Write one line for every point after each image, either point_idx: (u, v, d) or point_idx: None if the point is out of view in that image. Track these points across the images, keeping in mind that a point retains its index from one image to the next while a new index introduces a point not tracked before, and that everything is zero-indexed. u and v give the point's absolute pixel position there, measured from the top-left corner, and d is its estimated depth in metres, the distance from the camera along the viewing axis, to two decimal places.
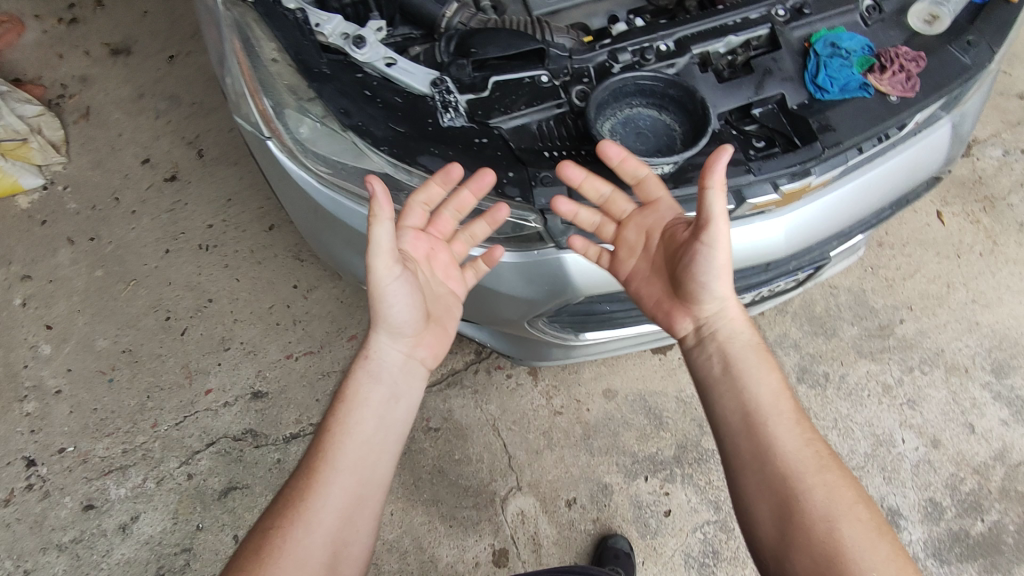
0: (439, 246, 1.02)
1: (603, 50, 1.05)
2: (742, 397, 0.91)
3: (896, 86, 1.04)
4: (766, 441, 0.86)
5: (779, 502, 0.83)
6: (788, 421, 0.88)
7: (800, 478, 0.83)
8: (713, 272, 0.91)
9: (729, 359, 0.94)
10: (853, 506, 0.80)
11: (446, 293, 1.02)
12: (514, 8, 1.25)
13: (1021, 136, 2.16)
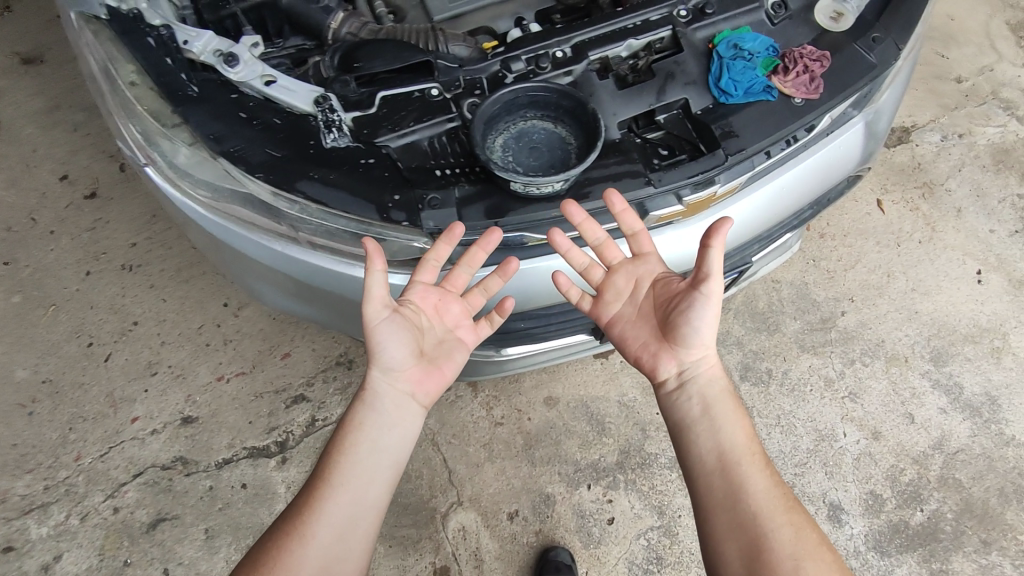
0: (451, 298, 0.98)
1: (496, 59, 1.00)
2: (716, 437, 0.90)
3: (799, 88, 1.01)
4: (737, 481, 0.86)
5: (748, 544, 0.81)
6: (760, 465, 0.87)
7: (767, 518, 0.82)
8: (703, 321, 0.91)
9: (706, 401, 0.93)
10: (817, 552, 0.80)
11: (453, 341, 0.98)
12: (415, 15, 1.19)
13: (959, 121, 2.16)
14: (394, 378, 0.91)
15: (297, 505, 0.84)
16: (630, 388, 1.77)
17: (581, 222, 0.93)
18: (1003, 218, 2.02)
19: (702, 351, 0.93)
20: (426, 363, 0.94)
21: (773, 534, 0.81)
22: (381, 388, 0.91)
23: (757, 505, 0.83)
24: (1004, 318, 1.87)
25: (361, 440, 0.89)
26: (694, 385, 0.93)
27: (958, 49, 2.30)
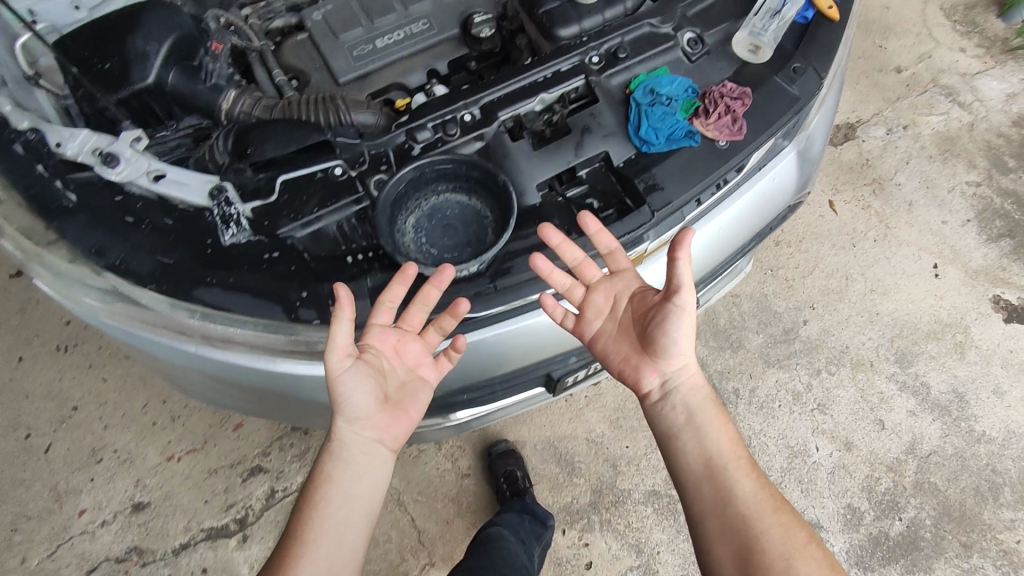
0: (410, 338, 0.89)
1: (400, 129, 0.94)
2: (703, 444, 0.85)
3: (722, 130, 0.96)
4: (727, 488, 0.82)
5: (739, 549, 0.78)
6: (746, 467, 0.83)
7: (759, 523, 0.78)
8: (681, 331, 0.85)
9: (691, 408, 0.88)
10: (811, 551, 0.76)
11: (416, 381, 0.89)
12: (319, 77, 1.12)
13: (902, 112, 2.15)
14: (360, 426, 0.83)
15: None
16: (597, 423, 1.72)
17: (559, 244, 0.88)
18: (954, 208, 2.01)
19: (682, 360, 0.87)
20: (391, 408, 0.86)
21: (766, 538, 0.77)
22: (349, 437, 0.83)
23: (747, 510, 0.79)
24: (964, 312, 1.86)
25: (335, 496, 0.81)
26: (678, 396, 0.88)
27: (896, 40, 2.28)
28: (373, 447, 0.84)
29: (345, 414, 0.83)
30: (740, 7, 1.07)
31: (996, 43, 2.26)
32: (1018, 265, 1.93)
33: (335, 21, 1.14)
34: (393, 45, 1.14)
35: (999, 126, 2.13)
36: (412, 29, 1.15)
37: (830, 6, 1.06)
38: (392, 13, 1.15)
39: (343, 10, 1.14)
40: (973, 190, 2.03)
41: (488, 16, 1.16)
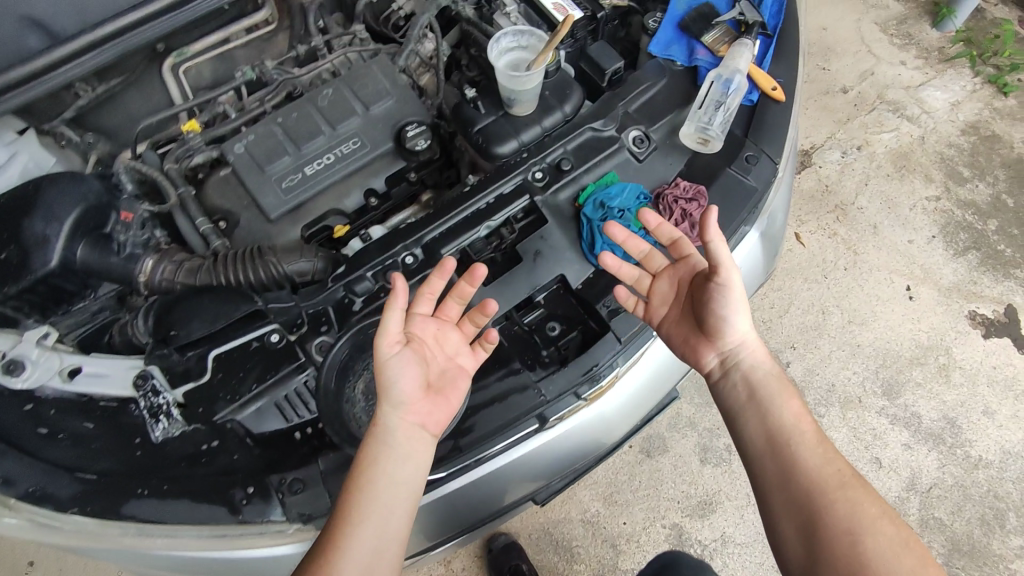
0: (448, 327, 0.83)
1: (337, 283, 0.86)
2: (766, 416, 0.77)
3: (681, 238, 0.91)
4: (793, 463, 0.73)
5: (807, 526, 0.69)
6: (812, 442, 0.74)
7: (831, 497, 0.69)
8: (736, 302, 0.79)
9: (758, 378, 0.80)
10: (891, 535, 0.66)
11: (456, 371, 0.81)
12: (249, 216, 1.04)
13: (854, 133, 2.14)
14: (407, 412, 0.74)
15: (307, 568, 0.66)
16: (590, 501, 1.64)
17: (623, 239, 0.85)
18: (918, 226, 2.00)
19: (741, 331, 0.80)
20: (434, 396, 0.78)
21: (835, 515, 0.68)
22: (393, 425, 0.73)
23: (810, 484, 0.71)
24: (943, 332, 1.85)
25: (378, 481, 0.70)
26: (739, 370, 0.80)
27: (838, 60, 2.28)
28: (416, 435, 0.74)
29: (393, 398, 0.74)
30: (682, 96, 1.02)
31: (933, 53, 2.28)
32: (988, 276, 1.93)
33: (259, 153, 1.06)
34: (325, 171, 1.06)
35: (949, 136, 2.14)
36: (343, 150, 1.07)
37: (774, 86, 1.00)
38: (319, 137, 1.07)
39: (267, 139, 1.07)
40: (933, 205, 2.03)
41: (421, 126, 1.09)
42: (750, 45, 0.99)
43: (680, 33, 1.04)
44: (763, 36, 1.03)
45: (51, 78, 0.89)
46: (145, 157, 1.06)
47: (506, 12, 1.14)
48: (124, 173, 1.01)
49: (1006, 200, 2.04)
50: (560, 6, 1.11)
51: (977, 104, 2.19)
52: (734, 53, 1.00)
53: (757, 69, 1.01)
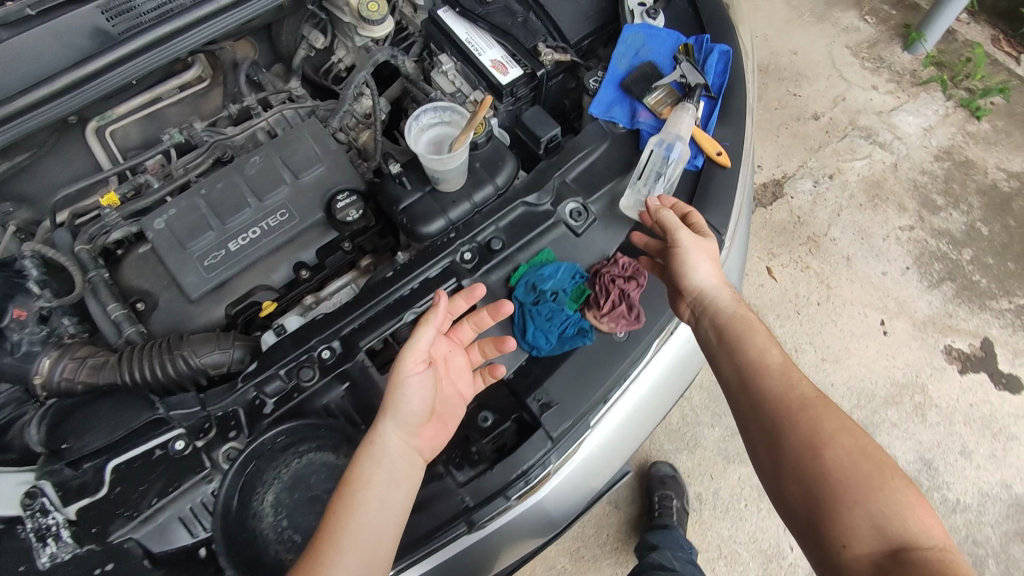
0: (455, 351, 0.82)
1: (246, 382, 0.81)
2: (733, 353, 0.79)
3: (619, 321, 0.85)
4: (761, 394, 0.75)
5: (773, 450, 0.72)
6: (777, 369, 0.76)
7: (794, 423, 0.71)
8: (694, 256, 0.83)
9: (728, 319, 0.80)
10: (850, 452, 0.68)
11: (456, 397, 0.80)
12: (169, 296, 0.98)
13: (826, 161, 2.10)
14: (407, 432, 0.72)
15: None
16: (556, 557, 1.58)
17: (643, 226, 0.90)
18: (891, 257, 1.95)
19: (703, 279, 0.82)
20: (434, 419, 0.77)
21: (796, 440, 0.70)
22: (391, 440, 0.71)
23: (775, 411, 0.73)
24: (918, 369, 1.80)
25: (372, 498, 0.67)
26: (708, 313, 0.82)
27: (808, 85, 2.24)
28: (414, 458, 0.73)
29: (401, 414, 0.72)
30: (624, 162, 0.96)
31: (905, 77, 2.25)
32: (963, 308, 1.88)
33: (180, 228, 0.99)
34: (250, 246, 1.00)
35: (922, 163, 2.10)
36: (270, 223, 1.02)
37: (719, 151, 0.95)
38: (245, 209, 1.01)
39: (189, 214, 1.00)
40: (907, 235, 1.98)
41: (352, 196, 1.04)
42: (692, 110, 0.94)
43: (621, 94, 0.99)
44: (706, 98, 0.98)
45: None
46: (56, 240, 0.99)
47: (443, 70, 1.09)
48: (30, 260, 0.93)
49: (981, 228, 2.00)
50: (499, 64, 1.06)
51: (950, 129, 2.15)
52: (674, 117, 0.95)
53: (701, 132, 0.95)
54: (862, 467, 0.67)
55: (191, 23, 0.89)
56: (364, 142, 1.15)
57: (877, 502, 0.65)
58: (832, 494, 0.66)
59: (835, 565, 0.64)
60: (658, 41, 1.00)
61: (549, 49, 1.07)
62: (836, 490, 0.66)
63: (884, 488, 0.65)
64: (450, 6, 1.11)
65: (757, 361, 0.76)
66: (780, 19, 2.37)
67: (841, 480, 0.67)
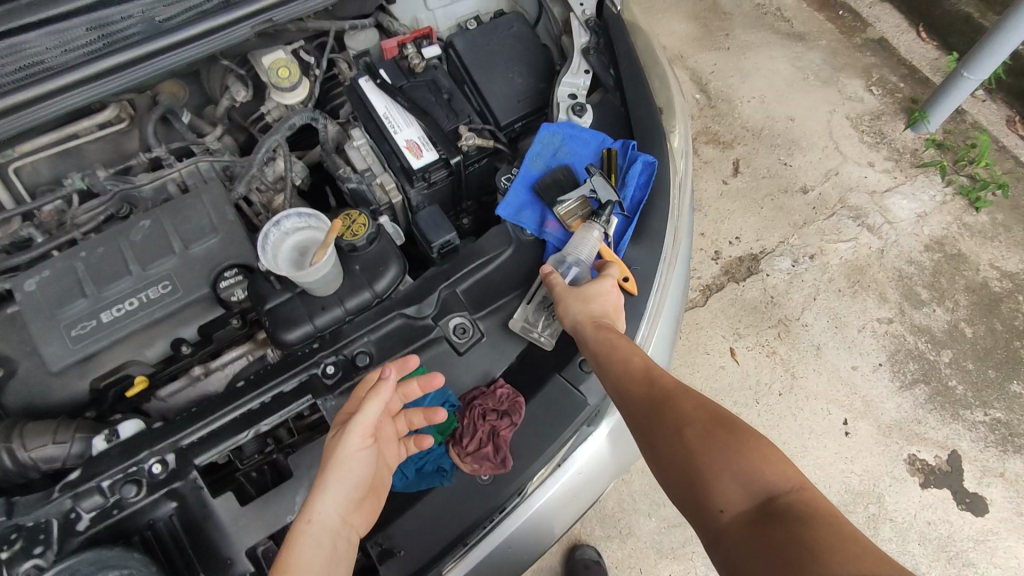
0: (386, 421, 0.74)
1: (63, 494, 0.74)
2: (604, 375, 0.78)
3: (482, 464, 0.78)
4: (629, 397, 0.75)
5: (650, 449, 0.72)
6: (636, 373, 0.76)
7: (658, 417, 0.71)
8: (563, 300, 0.83)
9: (593, 344, 0.80)
10: (708, 425, 0.68)
11: (384, 471, 0.74)
12: (29, 364, 0.92)
13: (809, 240, 1.99)
14: (344, 508, 0.66)
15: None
16: None
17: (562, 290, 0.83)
18: (865, 351, 1.84)
19: (572, 315, 0.82)
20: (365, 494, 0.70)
21: (663, 432, 0.70)
22: (328, 517, 0.65)
23: (643, 420, 0.73)
24: (877, 477, 1.69)
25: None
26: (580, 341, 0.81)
27: (801, 154, 2.13)
28: (350, 536, 0.67)
29: (342, 490, 0.66)
30: (523, 275, 0.89)
31: (904, 156, 2.14)
32: (934, 416, 1.77)
33: (50, 294, 0.93)
34: (123, 319, 0.93)
35: (910, 252, 1.98)
36: (149, 295, 0.95)
37: (627, 276, 0.87)
38: (124, 278, 0.95)
39: (62, 278, 0.94)
40: (885, 328, 1.87)
41: (239, 274, 0.97)
42: (596, 229, 0.85)
43: (534, 198, 0.92)
44: (620, 215, 0.91)
45: None
46: None
47: (356, 145, 1.01)
48: None
49: (965, 330, 1.88)
50: (414, 144, 0.97)
51: (945, 217, 2.04)
52: (578, 237, 0.86)
53: (609, 250, 0.88)
54: (722, 440, 0.66)
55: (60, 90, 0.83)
56: (276, 207, 1.08)
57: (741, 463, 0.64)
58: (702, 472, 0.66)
59: (721, 536, 0.63)
60: (579, 142, 0.94)
61: (470, 134, 0.99)
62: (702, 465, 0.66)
63: (742, 448, 0.65)
64: (372, 76, 1.04)
65: (618, 375, 0.76)
66: (782, 79, 2.26)
67: (707, 459, 0.66)
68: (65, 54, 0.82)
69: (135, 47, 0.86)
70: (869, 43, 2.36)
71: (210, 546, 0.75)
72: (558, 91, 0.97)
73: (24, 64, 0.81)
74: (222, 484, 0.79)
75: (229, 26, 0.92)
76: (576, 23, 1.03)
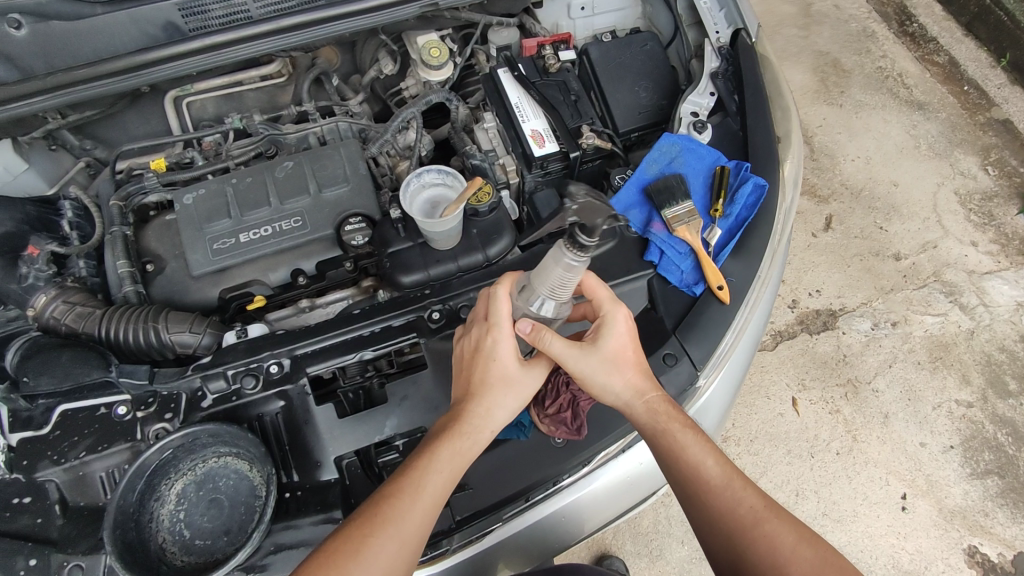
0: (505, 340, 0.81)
1: (195, 373, 0.86)
2: (675, 473, 0.79)
3: (559, 427, 0.85)
4: (712, 511, 0.77)
5: (737, 565, 0.75)
6: (719, 484, 0.77)
7: (750, 540, 0.74)
8: (590, 371, 0.78)
9: (651, 429, 0.79)
10: (808, 561, 0.71)
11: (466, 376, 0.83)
12: (174, 266, 1.06)
13: (894, 306, 1.94)
14: None
15: (384, 553, 0.67)
16: None
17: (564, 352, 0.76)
18: (936, 429, 1.77)
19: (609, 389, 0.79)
20: None
21: (756, 556, 0.73)
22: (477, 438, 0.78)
23: (733, 537, 0.75)
24: (929, 560, 1.62)
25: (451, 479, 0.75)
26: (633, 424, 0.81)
27: (900, 222, 2.08)
28: None
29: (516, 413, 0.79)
30: (621, 266, 0.94)
31: (1013, 242, 2.06)
32: (1004, 511, 1.68)
33: (203, 209, 1.06)
34: (258, 242, 1.05)
35: (1004, 339, 1.91)
36: (283, 226, 1.06)
37: (722, 285, 0.91)
38: (264, 207, 1.07)
39: (214, 197, 1.07)
40: (963, 411, 1.80)
41: (362, 222, 1.08)
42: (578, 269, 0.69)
43: (643, 199, 0.98)
44: (723, 227, 0.95)
45: (21, 105, 0.93)
46: (100, 188, 1.13)
47: (485, 127, 1.11)
48: (65, 203, 1.10)
49: None
50: (538, 134, 1.06)
51: None
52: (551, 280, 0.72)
53: (708, 257, 0.93)
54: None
55: (248, 37, 0.97)
56: (400, 171, 1.18)
57: None
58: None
59: None
60: (695, 156, 0.99)
61: (591, 133, 1.06)
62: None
63: None
64: (511, 68, 1.13)
65: (699, 480, 0.77)
66: (893, 144, 2.22)
67: None
68: (265, 7, 0.96)
69: (318, 10, 0.98)
70: (992, 122, 2.29)
71: (299, 451, 0.85)
72: (681, 108, 1.04)
73: (230, 11, 0.95)
74: (325, 396, 0.89)
75: (398, 4, 1.02)
76: (709, 48, 1.10)
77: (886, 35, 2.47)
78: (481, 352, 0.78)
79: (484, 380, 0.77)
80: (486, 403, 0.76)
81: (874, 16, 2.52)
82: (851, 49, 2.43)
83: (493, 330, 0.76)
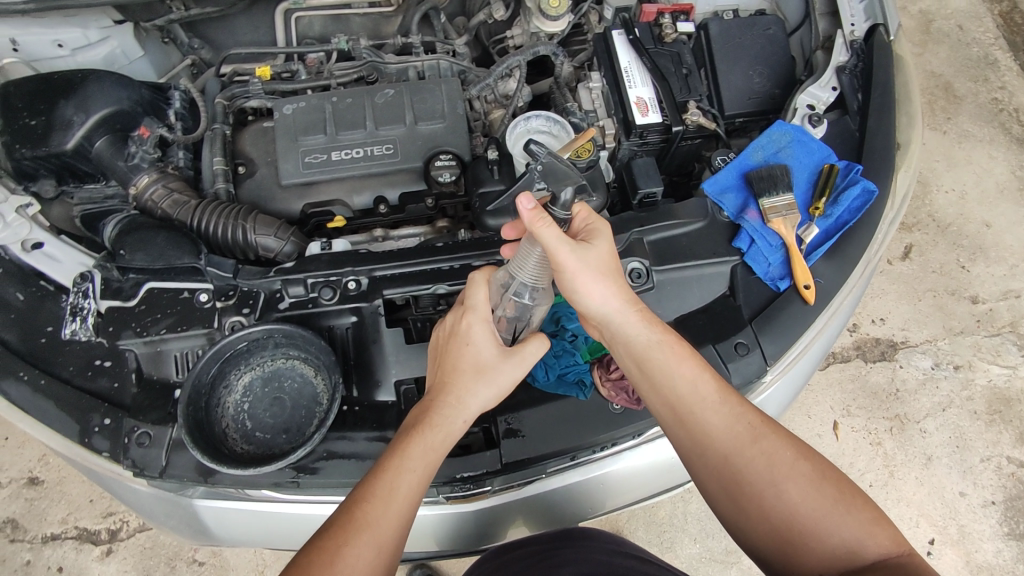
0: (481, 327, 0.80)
1: (276, 276, 0.88)
2: (666, 390, 0.75)
3: (619, 394, 0.86)
4: (705, 429, 0.74)
5: (727, 486, 0.73)
6: (713, 402, 0.74)
7: (746, 456, 0.72)
8: (580, 268, 0.75)
9: (644, 343, 0.77)
10: (804, 474, 0.72)
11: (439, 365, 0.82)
12: (264, 172, 1.08)
13: (959, 348, 1.86)
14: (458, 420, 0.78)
15: (361, 560, 0.63)
16: None
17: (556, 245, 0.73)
18: (979, 482, 1.70)
19: (602, 302, 0.77)
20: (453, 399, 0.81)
21: (753, 473, 0.72)
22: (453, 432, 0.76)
23: (725, 448, 0.73)
24: None
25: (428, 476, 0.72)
26: (622, 344, 0.78)
27: (985, 264, 1.97)
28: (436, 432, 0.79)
29: (493, 403, 0.78)
30: (708, 249, 0.92)
31: None
32: None
33: (302, 120, 1.07)
34: (348, 161, 1.06)
35: None
36: (374, 151, 1.07)
37: (809, 285, 0.89)
38: (359, 129, 1.07)
39: (313, 111, 1.08)
40: (1011, 469, 1.72)
41: (452, 160, 1.07)
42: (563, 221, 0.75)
43: (742, 184, 0.95)
44: (822, 226, 0.92)
45: None
46: (207, 86, 1.17)
47: (590, 87, 1.10)
48: (176, 92, 1.13)
49: None
50: (642, 103, 1.03)
51: None
52: (531, 258, 0.76)
53: (800, 254, 0.90)
54: (815, 488, 0.71)
55: None
56: (494, 119, 1.18)
57: (840, 518, 0.69)
58: (796, 525, 0.70)
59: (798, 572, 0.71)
60: (805, 149, 0.95)
61: (697, 111, 1.03)
62: (799, 519, 0.70)
63: (838, 499, 0.70)
64: (626, 30, 1.10)
65: (692, 397, 0.74)
66: (992, 183, 2.09)
67: (803, 509, 0.70)
68: None
69: None
70: None
71: (362, 369, 0.87)
72: (798, 98, 1.01)
73: None
74: (395, 321, 0.91)
75: None
76: (840, 41, 1.05)
77: (1010, 65, 2.31)
78: (455, 336, 0.78)
79: (457, 368, 0.77)
80: (460, 391, 0.75)
81: (1001, 43, 2.35)
82: (968, 75, 2.28)
83: (467, 314, 0.77)
